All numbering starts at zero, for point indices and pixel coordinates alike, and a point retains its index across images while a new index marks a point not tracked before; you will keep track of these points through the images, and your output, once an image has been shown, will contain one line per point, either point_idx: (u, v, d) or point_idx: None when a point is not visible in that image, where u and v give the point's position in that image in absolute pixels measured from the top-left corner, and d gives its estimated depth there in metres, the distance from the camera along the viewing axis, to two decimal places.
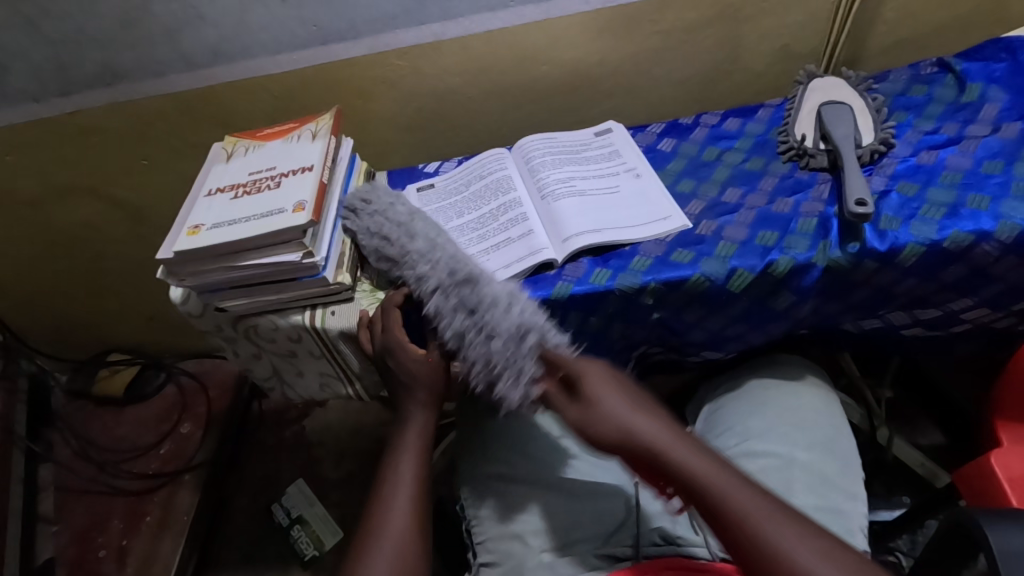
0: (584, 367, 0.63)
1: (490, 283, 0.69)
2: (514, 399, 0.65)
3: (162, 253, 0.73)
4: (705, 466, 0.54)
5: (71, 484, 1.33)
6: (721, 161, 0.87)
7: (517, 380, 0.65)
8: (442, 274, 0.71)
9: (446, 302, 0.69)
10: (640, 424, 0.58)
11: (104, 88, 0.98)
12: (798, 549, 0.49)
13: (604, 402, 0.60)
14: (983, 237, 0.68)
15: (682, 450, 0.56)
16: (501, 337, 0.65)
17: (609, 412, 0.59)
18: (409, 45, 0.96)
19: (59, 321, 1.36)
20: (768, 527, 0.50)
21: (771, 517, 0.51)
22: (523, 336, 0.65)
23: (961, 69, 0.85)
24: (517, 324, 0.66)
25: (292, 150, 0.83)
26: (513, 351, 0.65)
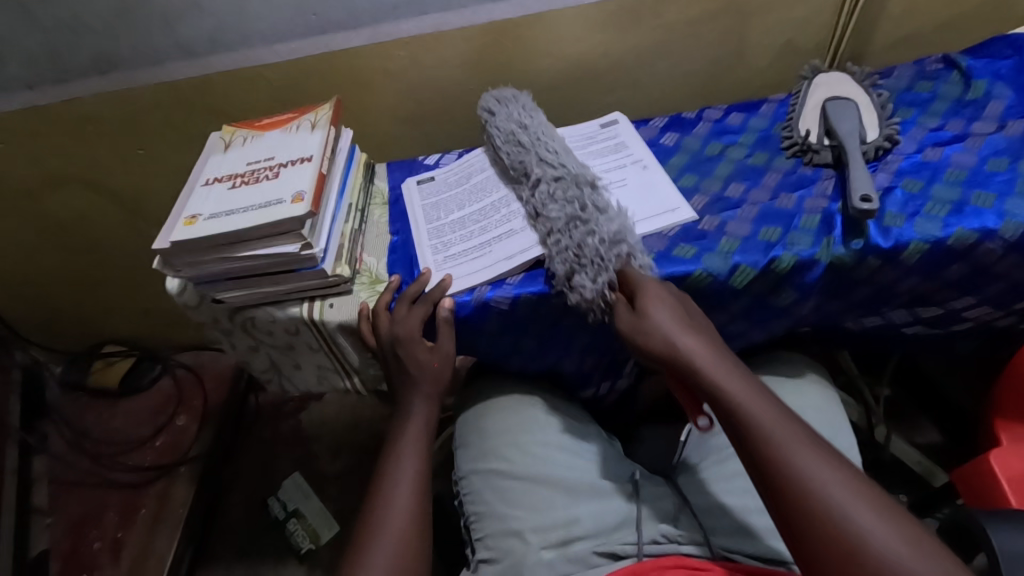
0: (650, 286, 0.67)
1: (576, 205, 0.73)
2: (586, 294, 0.69)
3: (158, 243, 0.72)
4: (742, 389, 0.59)
5: (66, 476, 1.32)
6: (724, 156, 0.86)
7: (594, 277, 0.69)
8: (571, 175, 0.75)
9: (552, 196, 0.74)
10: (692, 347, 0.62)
11: (99, 76, 0.96)
12: (818, 474, 0.52)
13: (658, 317, 0.64)
14: (987, 235, 0.67)
15: (723, 372, 0.60)
16: (596, 239, 0.70)
17: (661, 326, 0.63)
18: (410, 36, 0.95)
19: (54, 312, 1.35)
20: (799, 458, 0.53)
21: (803, 450, 0.54)
22: (614, 243, 0.70)
23: (966, 66, 0.84)
24: (618, 232, 0.70)
25: (291, 140, 0.82)
26: (604, 252, 0.69)
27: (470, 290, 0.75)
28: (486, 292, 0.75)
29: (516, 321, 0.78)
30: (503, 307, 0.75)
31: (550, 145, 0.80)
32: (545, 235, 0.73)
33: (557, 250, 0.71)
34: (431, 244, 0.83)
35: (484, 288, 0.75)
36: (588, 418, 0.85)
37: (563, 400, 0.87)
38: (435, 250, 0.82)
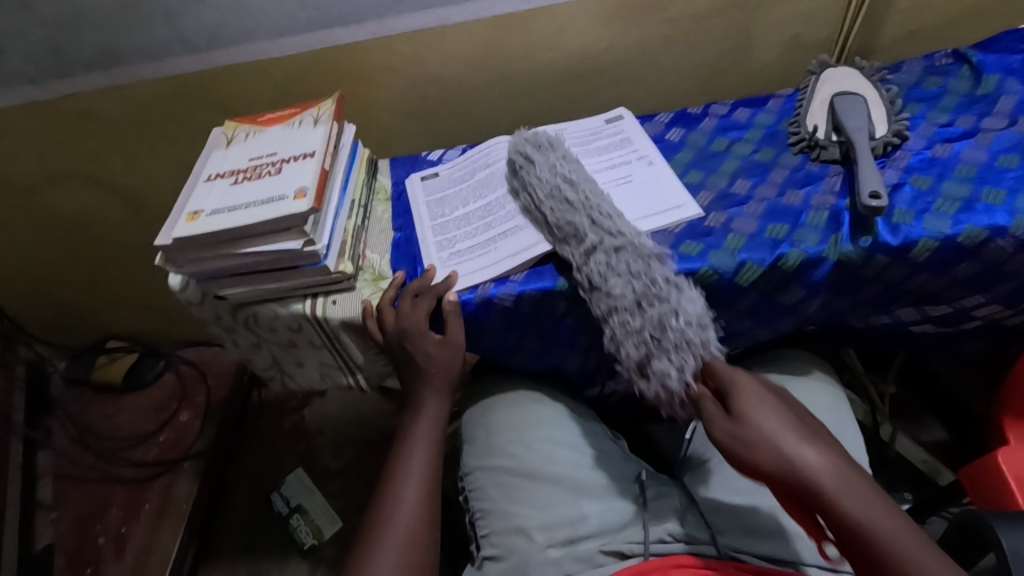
0: (744, 383, 0.60)
1: (640, 280, 0.69)
2: (673, 386, 0.66)
3: (161, 240, 0.72)
4: (876, 516, 0.52)
5: (70, 471, 1.32)
6: (730, 152, 0.85)
7: (684, 368, 0.65)
8: (632, 246, 0.71)
9: (618, 271, 0.69)
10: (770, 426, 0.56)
11: (101, 71, 0.96)
12: None
13: (763, 424, 0.56)
14: (997, 233, 0.66)
15: (852, 497, 0.53)
16: (680, 322, 0.66)
17: (772, 439, 0.55)
18: (413, 30, 0.94)
19: (58, 307, 1.35)
20: (889, 540, 0.51)
21: (890, 526, 0.52)
22: (699, 330, 0.66)
23: (977, 60, 0.83)
24: (699, 313, 0.67)
25: (294, 135, 0.82)
26: (689, 335, 0.66)
27: (474, 286, 0.75)
28: (490, 289, 0.74)
29: (520, 318, 0.77)
30: (507, 304, 0.75)
31: (596, 199, 0.74)
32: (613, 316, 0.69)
33: (629, 334, 0.69)
34: (435, 241, 0.82)
35: (488, 285, 0.75)
36: (593, 415, 0.85)
37: (568, 398, 0.87)
38: (440, 247, 0.81)
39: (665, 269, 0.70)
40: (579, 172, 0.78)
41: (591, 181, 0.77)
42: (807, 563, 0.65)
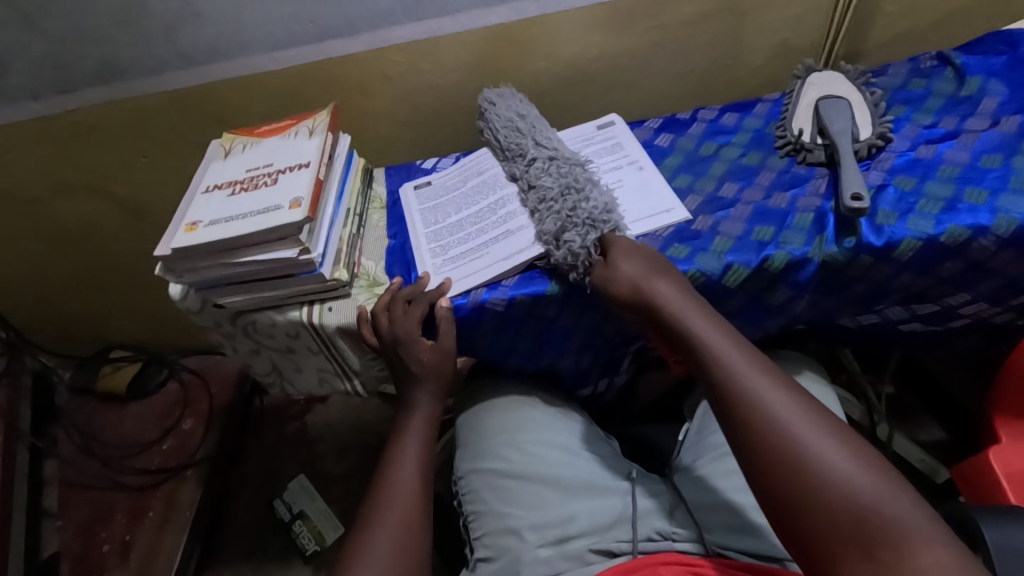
0: (619, 240, 0.71)
1: (564, 176, 0.77)
2: (573, 253, 0.71)
3: (160, 250, 0.73)
4: (706, 326, 0.62)
5: (75, 479, 1.34)
6: (718, 156, 0.87)
7: (582, 235, 0.71)
8: (563, 158, 0.80)
9: (547, 172, 0.78)
10: (674, 297, 0.65)
11: (103, 86, 0.98)
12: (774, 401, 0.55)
13: (621, 264, 0.68)
14: (980, 232, 0.67)
15: (688, 311, 0.63)
16: (587, 206, 0.73)
17: (626, 273, 0.68)
18: (406, 41, 0.96)
19: (63, 318, 1.37)
20: (761, 393, 0.55)
21: (763, 382, 0.56)
22: (602, 210, 0.73)
23: (960, 62, 0.84)
24: (609, 201, 0.74)
25: (289, 146, 0.84)
26: (597, 215, 0.72)
27: (467, 292, 0.77)
28: (481, 295, 0.76)
29: (513, 322, 0.78)
30: (499, 308, 0.76)
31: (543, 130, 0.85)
32: (538, 205, 0.77)
33: (546, 216, 0.74)
34: (429, 248, 0.84)
35: (480, 291, 0.76)
36: (587, 419, 0.86)
37: (562, 400, 0.88)
38: (434, 254, 0.83)
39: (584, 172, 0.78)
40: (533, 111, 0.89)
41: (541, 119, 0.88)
42: (794, 559, 0.64)
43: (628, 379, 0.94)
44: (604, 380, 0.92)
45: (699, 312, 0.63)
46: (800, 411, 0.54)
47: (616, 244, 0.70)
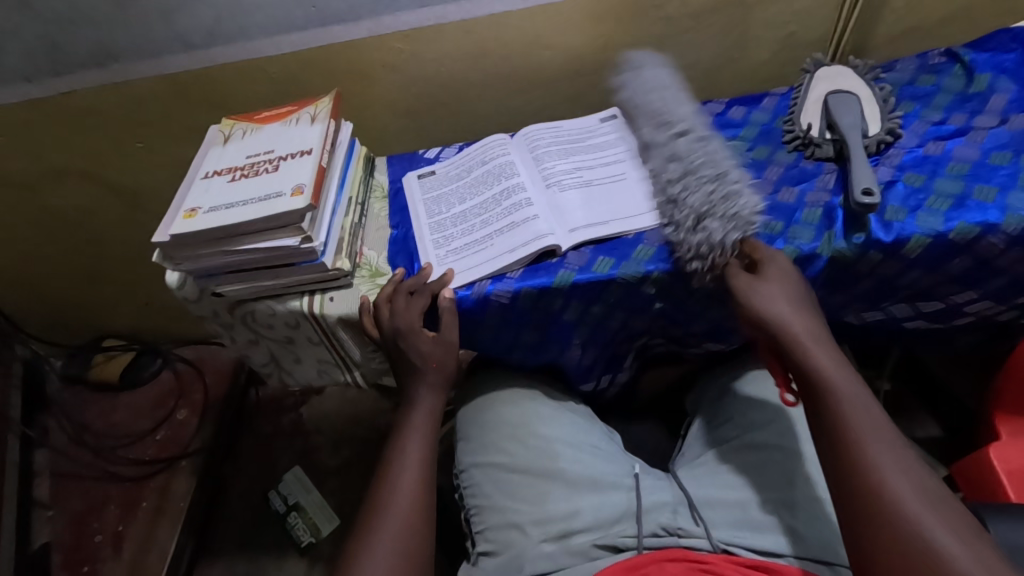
0: (779, 260, 0.69)
1: (706, 164, 0.74)
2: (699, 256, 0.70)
3: (158, 237, 0.72)
4: (838, 373, 0.60)
5: (67, 470, 1.32)
6: (725, 150, 0.86)
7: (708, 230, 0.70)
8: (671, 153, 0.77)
9: (687, 163, 0.75)
10: (799, 327, 0.64)
11: (98, 69, 0.96)
12: (897, 474, 0.53)
13: (766, 289, 0.66)
14: (989, 229, 0.67)
15: (822, 353, 0.62)
16: (718, 200, 0.71)
17: (768, 297, 0.66)
18: (410, 28, 0.94)
19: (55, 306, 1.35)
20: (884, 457, 0.54)
21: (884, 446, 0.55)
22: (716, 203, 0.71)
23: (969, 59, 0.83)
24: (738, 187, 0.72)
25: (291, 133, 0.82)
26: (728, 207, 0.70)
27: (471, 284, 0.76)
28: (486, 286, 0.75)
29: (518, 314, 0.78)
30: (504, 300, 0.75)
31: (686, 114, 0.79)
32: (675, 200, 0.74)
33: (685, 218, 0.72)
34: (433, 239, 0.82)
35: (484, 282, 0.75)
36: (590, 414, 0.86)
37: (564, 394, 0.87)
38: (437, 245, 0.81)
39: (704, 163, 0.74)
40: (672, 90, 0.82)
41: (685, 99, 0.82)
42: (794, 555, 0.64)
43: (630, 374, 0.93)
44: (606, 375, 0.91)
45: (827, 351, 0.62)
46: (921, 486, 0.53)
47: (776, 261, 0.69)
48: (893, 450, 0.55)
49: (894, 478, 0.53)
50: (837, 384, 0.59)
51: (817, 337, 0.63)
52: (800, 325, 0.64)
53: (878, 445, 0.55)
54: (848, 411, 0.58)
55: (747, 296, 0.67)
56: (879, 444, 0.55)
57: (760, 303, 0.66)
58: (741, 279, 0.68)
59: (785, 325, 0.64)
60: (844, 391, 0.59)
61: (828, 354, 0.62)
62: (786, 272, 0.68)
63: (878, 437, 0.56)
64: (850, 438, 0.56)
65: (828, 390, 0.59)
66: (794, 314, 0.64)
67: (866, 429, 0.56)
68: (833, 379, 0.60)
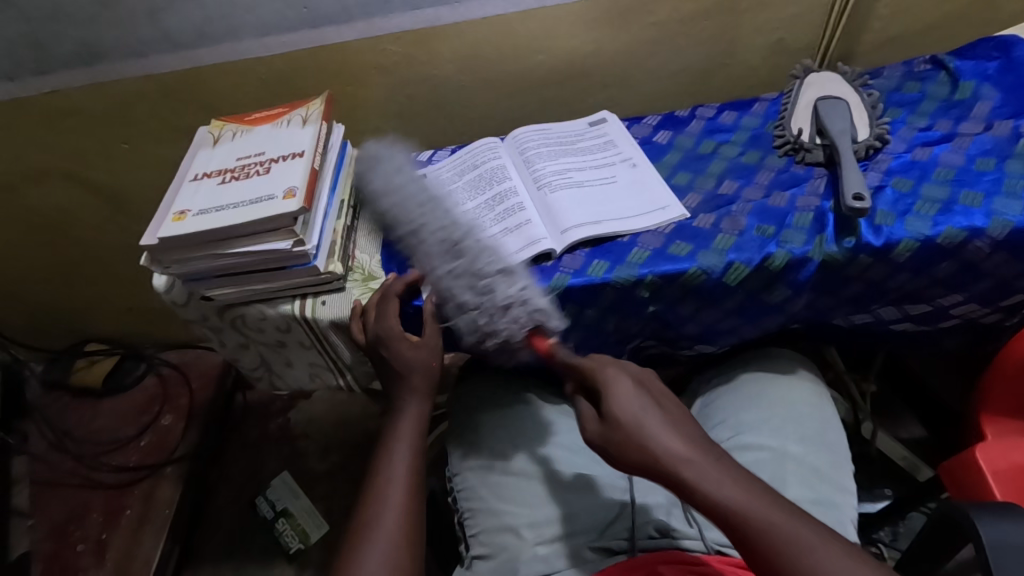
0: (606, 367, 0.60)
1: (466, 268, 0.73)
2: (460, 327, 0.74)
3: (145, 239, 0.70)
4: (667, 440, 0.53)
5: (47, 477, 1.29)
6: (717, 154, 0.87)
7: (502, 336, 0.72)
8: (477, 258, 0.73)
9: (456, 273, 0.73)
10: (680, 449, 0.52)
11: (82, 68, 0.94)
12: (767, 519, 0.49)
13: (616, 400, 0.57)
14: (975, 233, 0.68)
15: (642, 428, 0.54)
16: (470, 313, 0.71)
17: (614, 407, 0.56)
18: (402, 30, 0.94)
19: (36, 308, 1.32)
20: (763, 524, 0.48)
21: (762, 512, 0.49)
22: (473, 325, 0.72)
23: (954, 67, 0.85)
24: (519, 295, 0.71)
25: (282, 135, 0.81)
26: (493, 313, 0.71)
27: None
28: None
29: None
30: None
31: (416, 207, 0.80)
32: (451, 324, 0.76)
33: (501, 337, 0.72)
34: None
35: None
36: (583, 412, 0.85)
37: (558, 397, 0.87)
38: None
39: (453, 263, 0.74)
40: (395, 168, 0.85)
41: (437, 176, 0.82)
42: None
43: None
44: None
45: (704, 468, 0.52)
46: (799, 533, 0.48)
47: (610, 377, 0.59)
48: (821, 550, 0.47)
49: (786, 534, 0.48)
50: (688, 471, 0.52)
51: (699, 452, 0.53)
52: (672, 445, 0.53)
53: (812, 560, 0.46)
54: (760, 533, 0.48)
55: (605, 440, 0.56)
56: (799, 554, 0.47)
57: (624, 444, 0.54)
58: (592, 424, 0.58)
59: (659, 453, 0.53)
60: (681, 457, 0.52)
61: (712, 477, 0.51)
62: (630, 386, 0.58)
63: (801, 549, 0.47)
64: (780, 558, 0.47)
65: (674, 472, 0.52)
66: (670, 435, 0.53)
67: (739, 505, 0.49)
68: (722, 499, 0.50)
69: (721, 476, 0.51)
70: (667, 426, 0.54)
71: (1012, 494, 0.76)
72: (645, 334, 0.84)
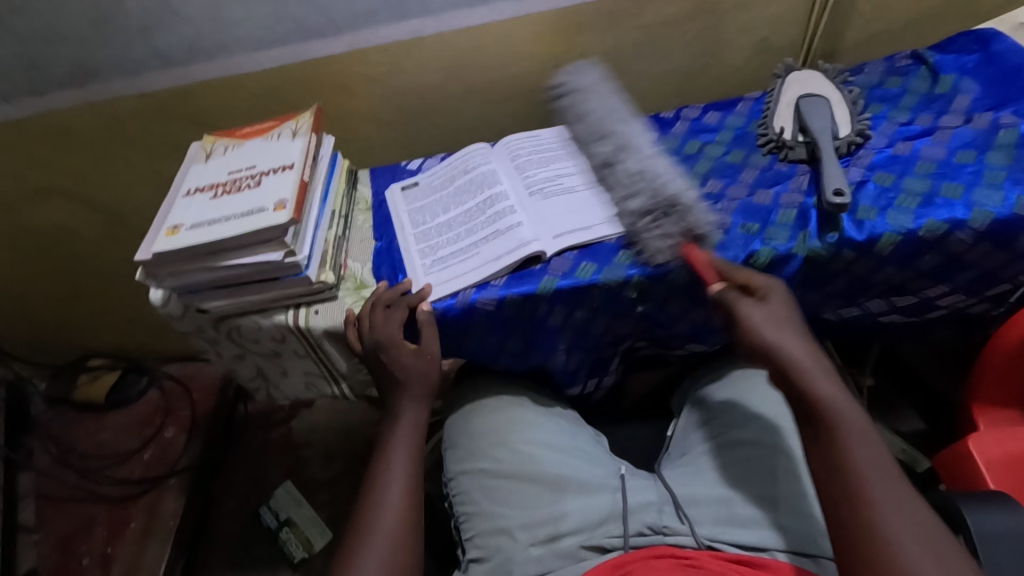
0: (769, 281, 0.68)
1: (638, 165, 0.77)
2: (631, 219, 0.75)
3: (140, 254, 0.72)
4: (796, 347, 0.62)
5: (53, 492, 1.30)
6: (702, 154, 0.88)
7: (688, 226, 0.71)
8: (635, 162, 0.78)
9: (644, 169, 0.77)
10: (803, 356, 0.62)
11: (77, 88, 0.96)
12: (865, 447, 0.57)
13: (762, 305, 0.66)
14: (956, 226, 0.69)
15: (780, 330, 0.64)
16: (641, 200, 0.74)
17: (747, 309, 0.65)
18: (390, 42, 0.95)
19: (38, 325, 1.34)
20: (859, 448, 0.57)
21: (863, 442, 0.57)
22: (650, 209, 0.73)
23: (934, 61, 0.86)
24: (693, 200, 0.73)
25: (272, 148, 0.83)
26: (681, 199, 0.72)
27: (455, 293, 0.76)
28: (470, 295, 0.76)
29: (503, 322, 0.78)
30: (489, 308, 0.76)
31: (628, 123, 0.85)
32: (630, 226, 0.75)
33: (648, 242, 0.72)
34: (419, 248, 0.83)
35: (469, 291, 0.76)
36: (576, 416, 0.87)
37: (552, 399, 0.88)
38: (424, 254, 0.82)
39: (649, 162, 0.78)
40: (603, 102, 0.88)
41: (614, 98, 0.89)
42: (779, 548, 0.65)
43: (616, 378, 0.95)
44: (593, 380, 0.93)
45: (826, 380, 0.60)
46: (884, 470, 0.56)
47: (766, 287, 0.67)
48: (898, 496, 0.54)
49: (868, 465, 0.56)
50: (807, 376, 0.61)
51: (821, 368, 0.61)
52: (802, 354, 0.62)
53: (882, 490, 0.54)
54: (845, 450, 0.57)
55: (751, 321, 0.65)
56: (878, 484, 0.55)
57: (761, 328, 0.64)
58: (744, 303, 0.66)
59: (782, 350, 0.62)
60: (805, 366, 0.61)
61: (830, 388, 0.60)
62: (785, 302, 0.66)
63: (877, 477, 0.55)
64: (850, 475, 0.56)
65: (794, 370, 0.61)
66: (800, 349, 0.62)
67: (847, 422, 0.58)
68: (838, 413, 0.58)
69: (843, 396, 0.60)
70: (806, 342, 0.63)
71: (1006, 484, 0.76)
72: (635, 334, 0.85)
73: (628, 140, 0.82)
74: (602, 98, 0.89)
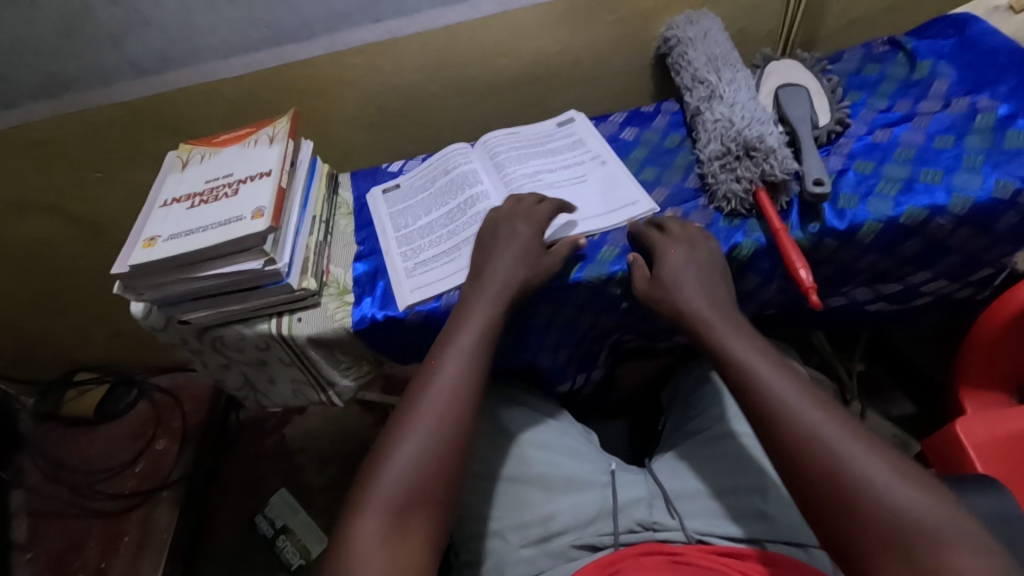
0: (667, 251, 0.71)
1: (732, 110, 0.81)
2: (708, 159, 0.79)
3: (117, 267, 0.71)
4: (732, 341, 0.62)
5: (44, 509, 1.29)
6: (683, 147, 0.88)
7: (768, 168, 0.74)
8: (736, 107, 0.81)
9: (737, 113, 0.80)
10: (737, 343, 0.62)
11: (49, 99, 0.95)
12: (809, 412, 0.55)
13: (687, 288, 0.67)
14: (937, 211, 0.69)
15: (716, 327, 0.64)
16: (718, 144, 0.78)
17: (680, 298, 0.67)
18: (366, 43, 0.94)
19: (23, 341, 1.32)
20: (809, 414, 0.54)
21: (814, 405, 0.55)
22: (727, 150, 0.77)
23: (911, 47, 0.86)
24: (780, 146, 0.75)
25: (249, 155, 0.82)
26: (767, 144, 0.75)
27: (439, 295, 0.76)
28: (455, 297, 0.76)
29: None
30: None
31: (732, 70, 0.88)
32: (705, 165, 0.79)
33: (719, 184, 0.76)
34: (402, 252, 0.82)
35: (452, 294, 0.76)
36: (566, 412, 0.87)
37: (542, 398, 0.88)
38: (407, 257, 0.81)
39: (744, 109, 0.81)
40: (723, 49, 0.91)
41: (731, 46, 0.91)
42: (769, 540, 0.65)
43: (605, 373, 0.95)
44: (582, 376, 0.93)
45: (762, 363, 0.60)
46: (840, 429, 0.53)
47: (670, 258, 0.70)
48: (857, 447, 0.52)
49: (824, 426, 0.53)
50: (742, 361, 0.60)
51: (756, 350, 0.61)
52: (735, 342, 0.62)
53: (842, 447, 0.52)
54: (796, 418, 0.54)
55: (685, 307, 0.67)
56: (837, 441, 0.52)
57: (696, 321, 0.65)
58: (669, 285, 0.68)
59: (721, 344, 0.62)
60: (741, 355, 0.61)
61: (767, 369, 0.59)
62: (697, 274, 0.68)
63: (833, 437, 0.52)
64: (806, 440, 0.53)
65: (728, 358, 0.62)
66: (744, 343, 0.62)
67: (785, 396, 0.56)
68: (779, 391, 0.57)
69: (778, 374, 0.58)
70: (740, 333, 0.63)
71: (993, 466, 0.77)
72: (623, 330, 0.85)
73: (717, 86, 0.85)
74: (728, 48, 0.91)
